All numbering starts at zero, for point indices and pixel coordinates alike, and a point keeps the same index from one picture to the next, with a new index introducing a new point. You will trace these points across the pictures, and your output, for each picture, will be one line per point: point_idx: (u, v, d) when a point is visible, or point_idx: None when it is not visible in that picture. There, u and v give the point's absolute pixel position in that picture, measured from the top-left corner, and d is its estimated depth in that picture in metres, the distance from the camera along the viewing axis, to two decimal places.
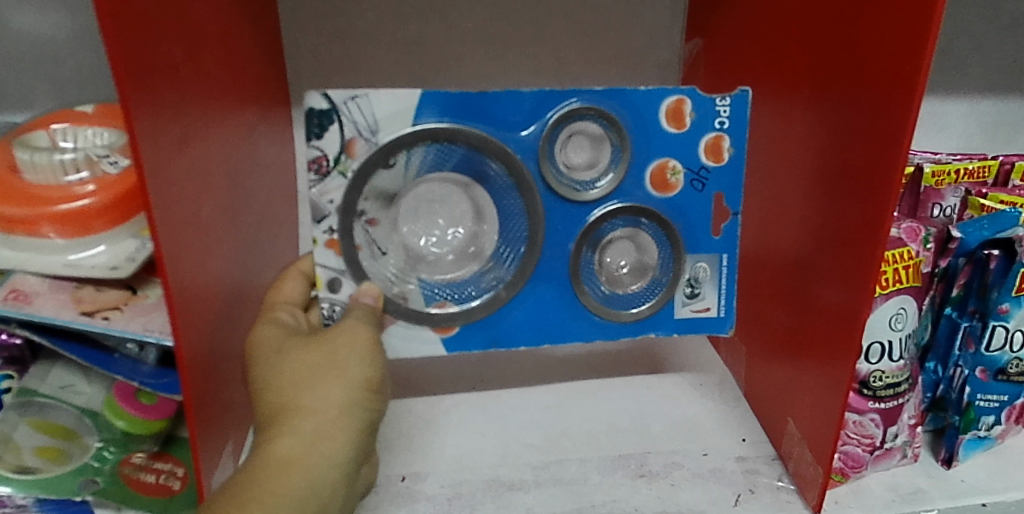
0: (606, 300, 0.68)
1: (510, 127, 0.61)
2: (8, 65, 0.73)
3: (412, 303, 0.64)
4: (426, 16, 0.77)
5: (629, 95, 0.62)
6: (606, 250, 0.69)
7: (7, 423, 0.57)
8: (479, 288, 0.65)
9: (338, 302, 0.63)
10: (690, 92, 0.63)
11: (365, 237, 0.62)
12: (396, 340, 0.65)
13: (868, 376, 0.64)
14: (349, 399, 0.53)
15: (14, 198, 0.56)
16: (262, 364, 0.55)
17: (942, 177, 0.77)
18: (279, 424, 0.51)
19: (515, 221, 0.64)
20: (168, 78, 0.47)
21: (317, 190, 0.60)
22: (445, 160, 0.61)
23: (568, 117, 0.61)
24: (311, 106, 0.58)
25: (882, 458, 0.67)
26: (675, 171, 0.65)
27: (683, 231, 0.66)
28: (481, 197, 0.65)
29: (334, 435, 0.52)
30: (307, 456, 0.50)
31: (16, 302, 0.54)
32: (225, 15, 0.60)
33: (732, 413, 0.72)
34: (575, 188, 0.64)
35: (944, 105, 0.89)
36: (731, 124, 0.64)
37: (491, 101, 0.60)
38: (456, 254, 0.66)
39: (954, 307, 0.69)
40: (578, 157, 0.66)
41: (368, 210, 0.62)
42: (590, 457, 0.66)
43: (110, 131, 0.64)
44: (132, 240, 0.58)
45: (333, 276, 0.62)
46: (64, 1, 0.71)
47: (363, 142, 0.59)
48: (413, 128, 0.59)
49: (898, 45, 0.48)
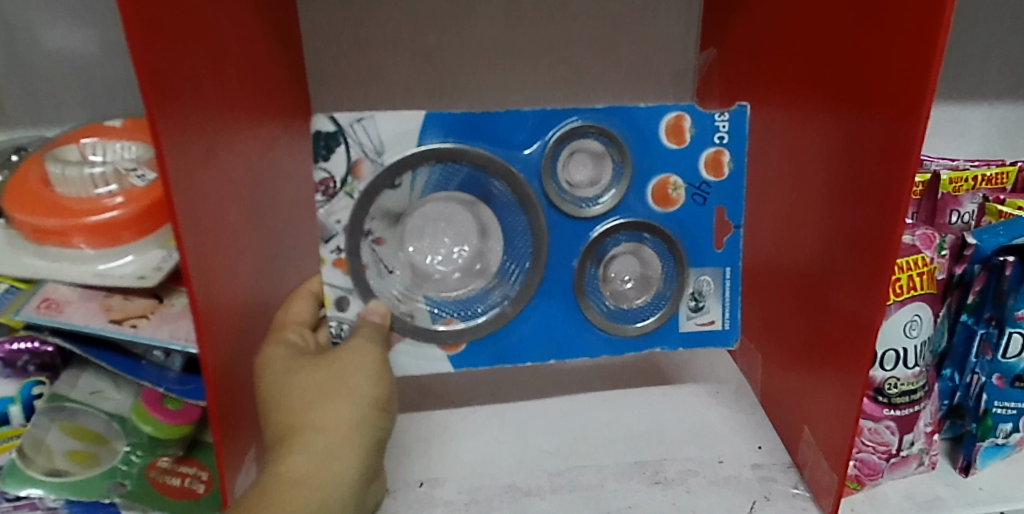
0: (610, 314, 0.69)
1: (514, 146, 0.63)
2: (39, 81, 0.75)
3: (418, 321, 0.66)
4: (444, 29, 0.79)
5: (629, 112, 0.64)
6: (609, 265, 0.69)
7: (38, 427, 0.59)
8: (488, 304, 0.67)
9: (345, 321, 0.64)
10: (689, 108, 0.65)
11: (371, 256, 0.64)
12: (404, 358, 0.66)
13: (882, 384, 0.64)
14: (359, 417, 0.54)
15: (47, 210, 0.58)
16: (269, 383, 0.56)
17: (960, 184, 0.76)
18: (291, 439, 0.53)
19: (518, 239, 0.66)
20: (194, 93, 0.49)
21: (324, 211, 0.61)
22: (449, 181, 0.63)
23: (570, 135, 0.63)
24: (317, 129, 0.59)
25: (898, 465, 0.66)
26: (677, 186, 0.66)
27: (686, 244, 0.68)
28: (485, 215, 0.66)
29: (344, 453, 0.53)
30: (318, 474, 0.51)
31: (48, 310, 0.56)
32: (248, 31, 0.62)
33: (748, 420, 0.72)
34: (578, 205, 0.66)
35: (962, 110, 0.89)
36: (731, 139, 0.66)
37: (495, 121, 0.62)
38: (462, 272, 0.68)
39: (969, 314, 0.69)
40: (580, 174, 0.67)
41: (375, 229, 0.63)
42: (606, 464, 0.67)
43: (138, 145, 0.66)
44: (158, 251, 0.60)
45: (340, 294, 0.64)
46: (95, 18, 0.73)
47: (369, 163, 0.61)
48: (418, 148, 0.61)
49: (905, 56, 0.48)
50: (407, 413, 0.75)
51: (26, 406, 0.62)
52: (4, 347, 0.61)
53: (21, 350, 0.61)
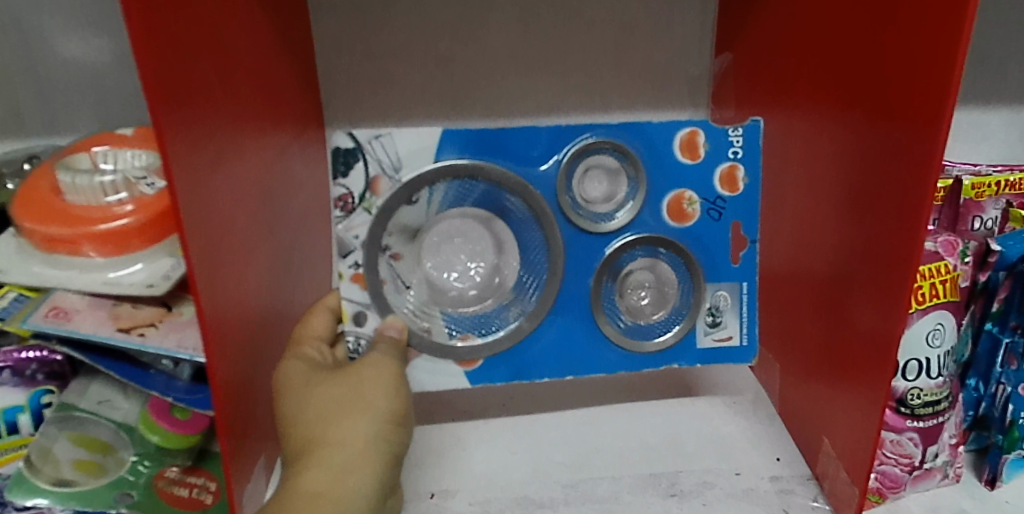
0: (626, 331, 0.67)
1: (529, 163, 0.63)
2: (53, 90, 0.75)
3: (435, 337, 0.65)
4: (456, 36, 0.78)
5: (644, 128, 0.64)
6: (625, 282, 0.68)
7: (46, 437, 0.59)
8: (504, 320, 0.66)
9: (362, 336, 0.63)
10: (702, 123, 0.64)
11: (389, 271, 0.64)
12: (421, 373, 0.65)
13: (905, 394, 0.63)
14: (376, 432, 0.54)
15: (57, 218, 0.58)
16: (287, 399, 0.55)
17: (983, 189, 0.73)
18: (307, 456, 0.52)
19: (534, 254, 0.65)
20: (203, 102, 0.49)
21: (343, 226, 0.62)
22: (465, 197, 0.63)
23: (584, 151, 0.63)
24: (336, 145, 0.60)
25: (922, 478, 0.65)
26: (692, 201, 0.66)
27: (703, 260, 0.67)
28: (501, 231, 0.66)
29: (360, 468, 0.52)
30: (332, 490, 0.50)
31: (56, 318, 0.56)
32: (259, 39, 0.62)
33: (767, 431, 0.71)
34: (595, 220, 0.65)
35: (984, 114, 0.87)
36: (745, 153, 0.66)
37: (511, 137, 0.62)
38: (479, 289, 0.67)
39: (994, 322, 0.67)
40: (595, 191, 0.66)
41: (392, 245, 0.63)
42: (621, 476, 0.66)
43: (148, 153, 0.66)
44: (168, 259, 0.60)
45: (358, 310, 0.63)
46: (109, 28, 0.73)
47: (387, 180, 0.61)
48: (434, 165, 0.61)
49: (921, 58, 0.48)
50: (419, 423, 0.74)
51: (34, 414, 0.62)
52: (13, 356, 0.61)
53: (30, 360, 0.61)
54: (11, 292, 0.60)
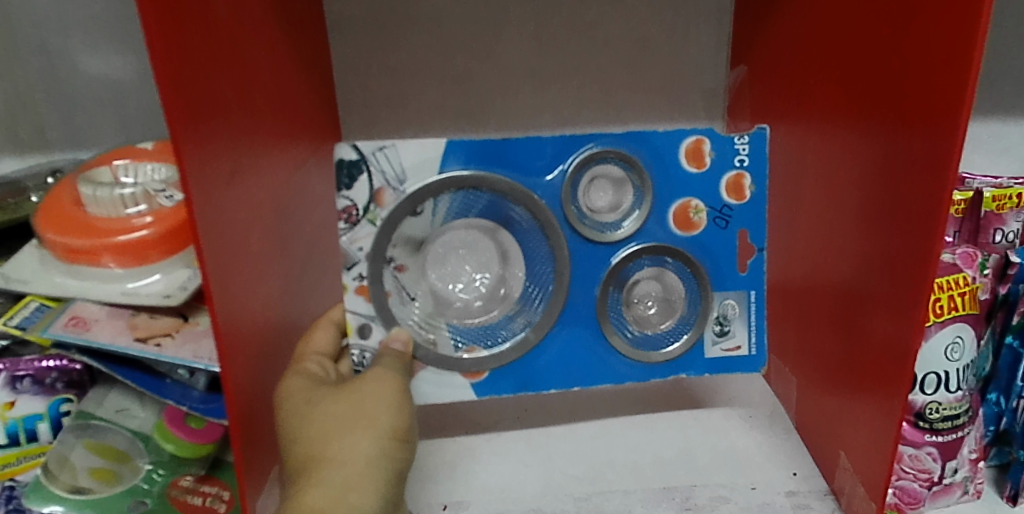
0: (634, 341, 0.67)
1: (534, 173, 0.63)
2: (77, 105, 0.77)
3: (441, 349, 0.65)
4: (471, 51, 0.79)
5: (652, 140, 0.65)
6: (632, 290, 0.68)
7: (64, 445, 0.60)
8: (510, 331, 0.66)
9: (367, 349, 0.64)
10: (708, 132, 0.65)
11: (394, 283, 0.64)
12: (427, 386, 0.65)
13: (923, 408, 0.62)
14: (379, 450, 0.53)
15: (78, 230, 0.60)
16: (288, 417, 0.55)
17: (1004, 201, 0.72)
18: (310, 474, 0.52)
19: (540, 264, 0.65)
20: (221, 117, 0.50)
21: (347, 238, 0.62)
22: (470, 208, 0.64)
23: (589, 160, 0.63)
24: (341, 157, 0.61)
25: (941, 494, 0.64)
26: (698, 210, 0.66)
27: (710, 269, 0.67)
28: (506, 241, 0.66)
29: (361, 485, 0.51)
30: (335, 508, 0.49)
31: (76, 328, 0.57)
32: (276, 55, 0.63)
33: (782, 445, 0.70)
34: (600, 230, 0.65)
35: (1005, 126, 0.86)
36: (751, 161, 0.66)
37: (515, 148, 0.63)
38: (484, 300, 0.67)
39: (1016, 336, 0.66)
40: (601, 200, 0.66)
41: (397, 256, 0.64)
42: (633, 489, 0.65)
43: (167, 166, 0.67)
44: (185, 269, 0.60)
45: (362, 322, 0.64)
46: (132, 45, 0.75)
47: (391, 191, 0.62)
48: (440, 176, 0.62)
49: (935, 70, 0.47)
50: (432, 435, 0.74)
51: (54, 421, 0.64)
52: (33, 365, 0.62)
53: (50, 368, 0.62)
54: (32, 302, 0.61)
